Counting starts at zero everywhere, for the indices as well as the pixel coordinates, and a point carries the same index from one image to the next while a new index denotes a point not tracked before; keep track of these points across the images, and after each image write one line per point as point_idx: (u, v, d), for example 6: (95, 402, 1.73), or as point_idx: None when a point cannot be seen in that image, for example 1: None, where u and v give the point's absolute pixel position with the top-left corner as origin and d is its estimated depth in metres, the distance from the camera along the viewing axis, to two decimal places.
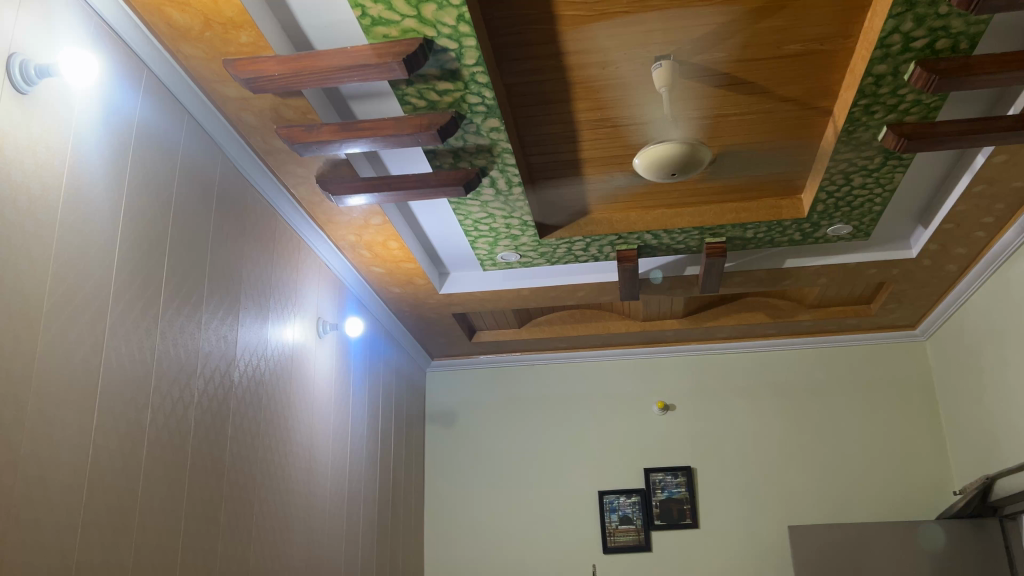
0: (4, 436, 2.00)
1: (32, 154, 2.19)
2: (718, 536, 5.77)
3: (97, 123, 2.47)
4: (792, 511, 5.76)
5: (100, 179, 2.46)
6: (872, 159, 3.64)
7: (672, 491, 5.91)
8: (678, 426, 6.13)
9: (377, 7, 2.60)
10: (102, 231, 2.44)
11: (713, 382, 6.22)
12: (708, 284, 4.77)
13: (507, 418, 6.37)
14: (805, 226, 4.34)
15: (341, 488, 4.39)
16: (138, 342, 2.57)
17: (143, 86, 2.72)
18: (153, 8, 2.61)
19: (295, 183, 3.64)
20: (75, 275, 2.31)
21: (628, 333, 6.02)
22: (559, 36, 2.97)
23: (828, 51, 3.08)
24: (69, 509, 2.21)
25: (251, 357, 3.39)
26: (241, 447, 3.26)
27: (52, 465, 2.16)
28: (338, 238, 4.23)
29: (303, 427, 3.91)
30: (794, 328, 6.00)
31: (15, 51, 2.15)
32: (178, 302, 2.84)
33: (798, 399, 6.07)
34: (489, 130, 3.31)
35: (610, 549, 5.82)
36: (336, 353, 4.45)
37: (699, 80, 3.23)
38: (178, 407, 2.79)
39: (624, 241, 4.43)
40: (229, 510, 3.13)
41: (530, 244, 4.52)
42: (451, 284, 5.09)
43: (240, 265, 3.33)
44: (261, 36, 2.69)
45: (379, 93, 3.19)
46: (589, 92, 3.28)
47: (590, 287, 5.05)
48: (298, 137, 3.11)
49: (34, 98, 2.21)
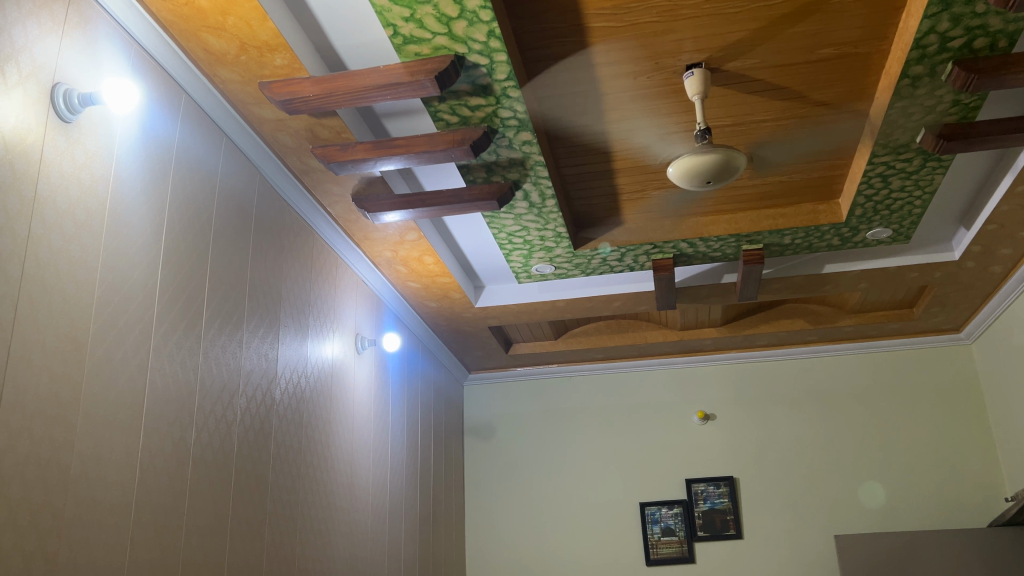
0: (55, 457, 2.05)
1: (76, 180, 2.24)
2: (762, 546, 5.69)
3: (135, 148, 2.51)
4: (837, 519, 5.67)
5: (140, 204, 2.50)
6: (910, 161, 3.59)
7: (715, 502, 5.84)
8: (719, 435, 6.07)
9: (408, 26, 2.63)
10: (144, 255, 2.49)
11: (754, 390, 6.16)
12: (746, 292, 4.72)
13: (545, 430, 6.36)
14: (844, 231, 4.29)
15: (382, 503, 4.41)
16: (181, 362, 2.61)
17: (181, 112, 2.77)
18: (191, 34, 2.66)
19: (330, 202, 3.68)
20: (120, 298, 2.36)
21: (666, 342, 5.98)
22: (589, 48, 2.98)
23: (863, 54, 3.05)
24: (118, 528, 2.24)
25: (292, 374, 3.43)
26: (284, 465, 3.29)
27: (101, 484, 2.20)
28: (375, 255, 4.27)
29: (343, 441, 3.94)
30: (835, 334, 5.91)
31: (60, 81, 2.20)
32: (220, 321, 2.88)
33: (841, 406, 5.98)
34: (522, 143, 3.32)
35: (653, 561, 5.77)
36: (374, 368, 4.48)
37: (732, 86, 3.21)
38: (222, 425, 2.83)
39: (659, 249, 4.41)
40: (273, 527, 3.15)
41: (565, 256, 4.52)
42: (487, 297, 5.11)
43: (279, 284, 3.38)
44: (295, 58, 2.73)
45: (412, 109, 3.22)
46: (621, 102, 3.27)
47: (625, 298, 5.02)
48: (333, 156, 3.16)
49: (78, 125, 2.26)
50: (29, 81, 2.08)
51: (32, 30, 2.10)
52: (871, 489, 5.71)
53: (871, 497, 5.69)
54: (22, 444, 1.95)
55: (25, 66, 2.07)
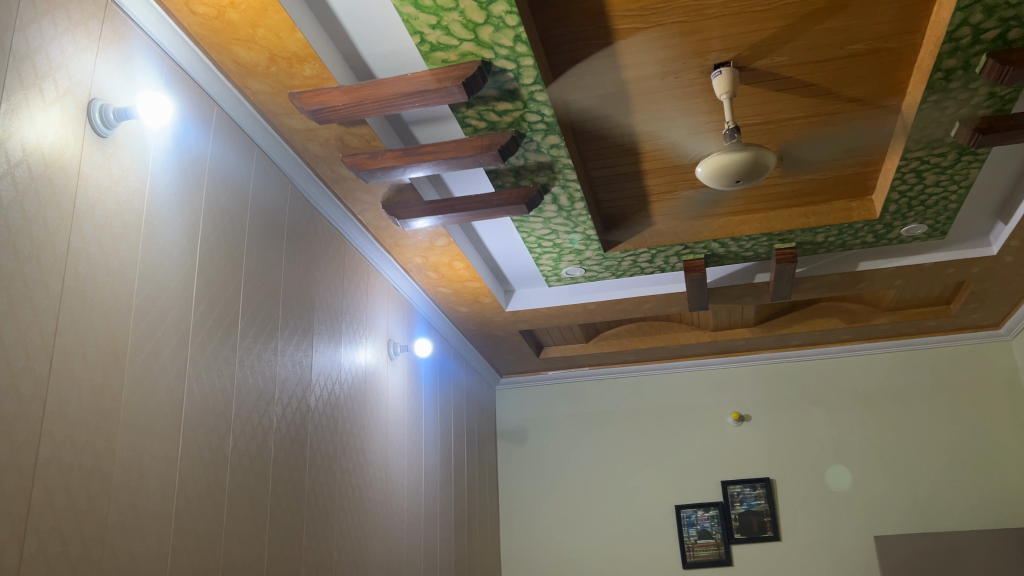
0: (98, 467, 2.08)
1: (113, 194, 2.27)
2: (801, 548, 5.63)
3: (169, 162, 2.54)
4: (878, 519, 5.59)
5: (175, 216, 2.54)
6: (945, 156, 3.53)
7: (751, 504, 5.79)
8: (754, 436, 6.01)
9: (435, 33, 2.64)
10: (179, 266, 2.52)
11: (789, 390, 6.09)
12: (779, 291, 4.68)
13: (578, 435, 6.34)
14: (878, 227, 4.23)
15: (417, 507, 4.42)
16: (217, 370, 2.64)
17: (213, 125, 2.80)
18: (221, 47, 2.70)
19: (361, 210, 3.70)
20: (157, 308, 2.39)
21: (699, 343, 5.94)
22: (615, 51, 2.97)
23: (893, 48, 3.01)
24: (160, 536, 2.28)
25: (326, 381, 3.46)
26: (320, 470, 3.32)
27: (142, 492, 2.23)
28: (406, 261, 4.29)
29: (377, 445, 3.96)
30: (871, 332, 5.83)
31: (96, 96, 2.24)
32: (255, 330, 2.92)
33: (878, 405, 5.90)
34: (550, 147, 3.33)
35: (690, 564, 5.74)
36: (407, 374, 4.51)
37: (761, 85, 3.18)
38: (259, 432, 2.86)
39: (690, 250, 4.39)
40: (310, 532, 3.18)
41: (595, 258, 4.51)
42: (517, 301, 5.12)
43: (312, 292, 3.41)
44: (324, 68, 2.76)
45: (440, 116, 3.24)
46: (648, 103, 3.26)
47: (656, 299, 5.00)
48: (363, 164, 3.17)
49: (114, 140, 2.30)
50: (66, 98, 2.12)
51: (68, 47, 2.14)
52: (838, 472, 5.78)
53: (838, 480, 5.75)
54: (66, 455, 1.98)
55: (61, 83, 2.11)
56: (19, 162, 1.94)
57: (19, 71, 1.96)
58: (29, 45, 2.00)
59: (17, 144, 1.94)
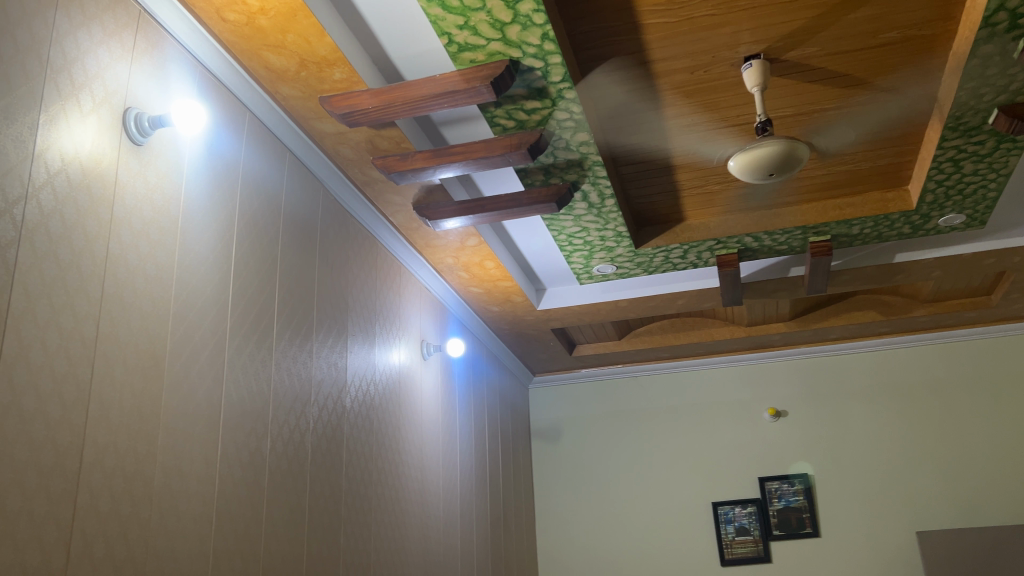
0: (140, 470, 2.11)
1: (149, 201, 2.31)
2: (841, 546, 5.56)
3: (203, 169, 2.58)
4: (919, 515, 5.51)
5: (209, 222, 2.57)
6: (983, 144, 3.47)
7: (790, 500, 5.73)
8: (791, 432, 5.95)
9: (463, 33, 2.65)
10: (214, 271, 2.54)
11: (826, 384, 6.02)
12: (815, 285, 4.63)
13: (613, 432, 6.32)
14: (914, 218, 4.17)
15: (452, 506, 4.44)
16: (254, 373, 2.68)
17: (245, 131, 2.83)
18: (252, 53, 2.72)
19: (392, 211, 3.72)
20: (195, 312, 2.43)
21: (733, 339, 5.89)
22: (644, 46, 2.95)
23: (928, 36, 2.96)
24: (201, 537, 2.31)
25: (362, 382, 3.49)
26: (356, 470, 3.34)
27: (183, 494, 2.26)
28: (438, 261, 4.31)
29: (413, 444, 3.98)
30: (909, 324, 5.73)
31: (131, 105, 2.27)
32: (291, 332, 2.95)
33: (917, 398, 5.81)
34: (579, 144, 3.32)
35: (728, 562, 5.70)
36: (441, 374, 4.52)
37: (792, 76, 3.15)
38: (297, 434, 2.89)
39: (723, 245, 4.35)
40: (348, 531, 3.21)
41: (626, 255, 4.50)
42: (549, 299, 5.12)
43: (346, 293, 3.44)
44: (354, 71, 2.77)
45: (469, 116, 3.24)
46: (678, 97, 3.24)
47: (689, 295, 4.96)
48: (393, 166, 3.20)
49: (149, 147, 2.33)
50: (102, 107, 2.15)
51: (103, 57, 2.18)
52: (863, 467, 5.72)
53: (832, 473, 5.76)
54: (109, 459, 2.02)
55: (97, 92, 2.14)
56: (58, 172, 1.98)
57: (56, 82, 1.99)
58: (65, 57, 2.04)
59: (55, 154, 1.97)
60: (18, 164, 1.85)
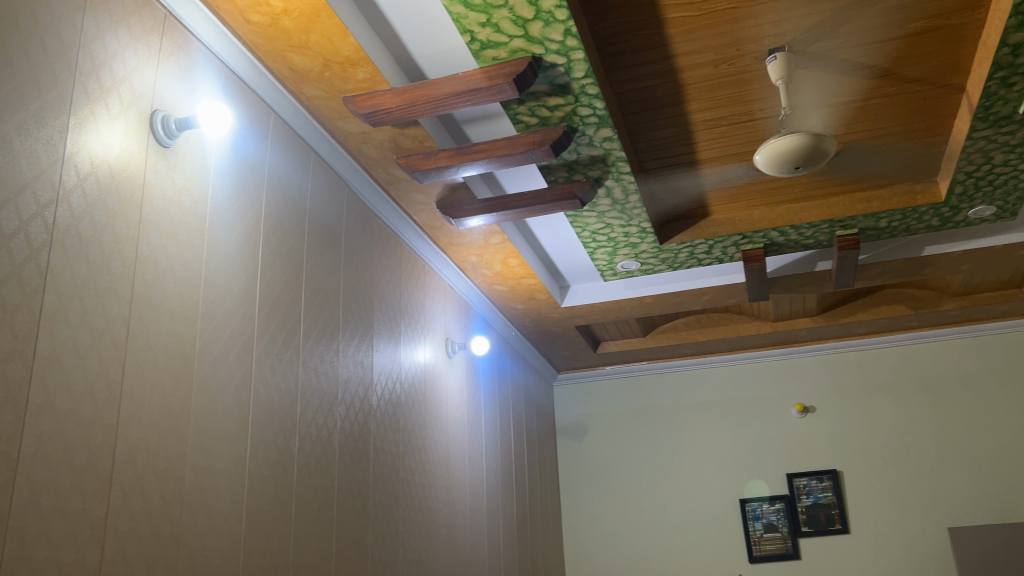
0: (170, 469, 2.13)
1: (177, 202, 2.33)
2: (871, 542, 5.51)
3: (229, 170, 2.59)
4: (951, 512, 5.44)
5: (236, 222, 2.59)
6: (1013, 134, 3.41)
7: (819, 496, 5.68)
8: (819, 428, 5.90)
9: (485, 31, 2.65)
10: (240, 271, 2.56)
11: (854, 380, 5.96)
12: (842, 279, 4.58)
13: (638, 429, 6.30)
14: (943, 210, 4.12)
15: (479, 503, 4.44)
16: (282, 372, 2.69)
17: (270, 132, 2.85)
18: (276, 54, 2.74)
19: (416, 210, 3.73)
20: (223, 312, 2.45)
21: (759, 334, 5.84)
22: (667, 40, 2.93)
23: (956, 25, 2.92)
24: (231, 535, 2.33)
25: (388, 380, 3.50)
26: (383, 468, 3.35)
27: (213, 493, 2.28)
28: (462, 260, 4.31)
29: (439, 442, 3.99)
30: (939, 318, 5.66)
31: (158, 108, 2.29)
32: (317, 331, 2.97)
33: (948, 392, 5.73)
34: (602, 140, 3.31)
35: (756, 559, 5.66)
36: (466, 373, 4.53)
37: (817, 68, 3.12)
38: (324, 432, 2.91)
39: (749, 240, 4.32)
40: (376, 529, 3.22)
41: (651, 251, 4.48)
42: (573, 296, 5.11)
43: (371, 291, 3.46)
44: (377, 71, 2.78)
45: (492, 114, 3.24)
46: (702, 91, 3.22)
47: (715, 291, 4.93)
48: (417, 165, 3.21)
49: (176, 149, 2.35)
50: (129, 110, 2.17)
51: (130, 60, 2.20)
52: (893, 463, 5.66)
53: (861, 469, 5.70)
54: (140, 458, 2.04)
55: (125, 95, 2.16)
56: (88, 175, 2.00)
57: (85, 87, 2.02)
58: (94, 61, 2.06)
59: (85, 158, 1.99)
60: (49, 167, 1.87)
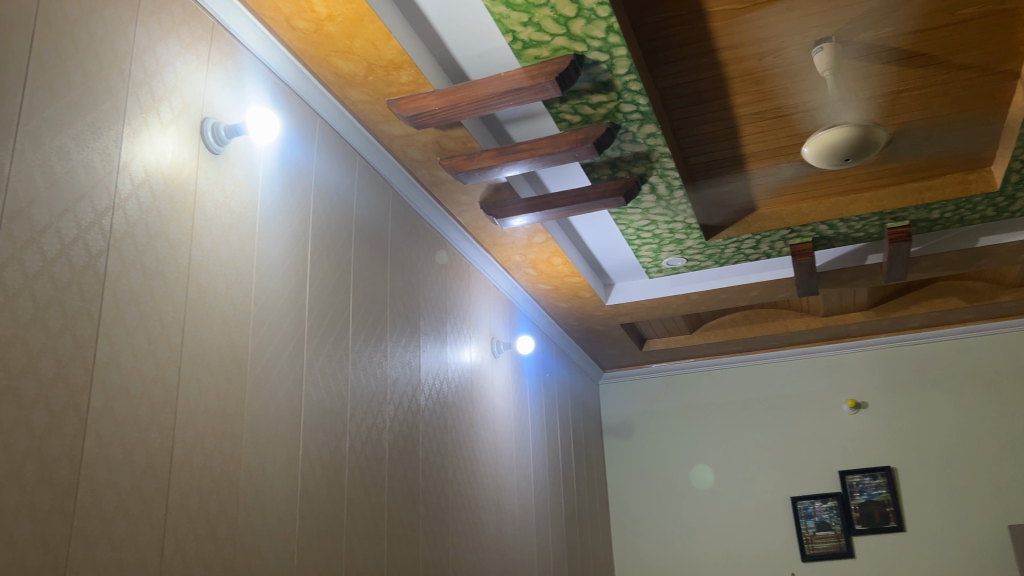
0: (226, 470, 2.17)
1: (228, 208, 2.37)
2: (928, 540, 5.39)
3: (277, 175, 2.63)
4: (1011, 508, 5.31)
5: (285, 228, 2.62)
6: None
7: (873, 493, 5.57)
8: (871, 424, 5.79)
9: (527, 30, 2.65)
10: (289, 276, 2.59)
11: (907, 374, 5.84)
12: (893, 273, 4.50)
13: (686, 427, 6.25)
14: (998, 200, 4.02)
15: (527, 503, 4.45)
16: (332, 374, 2.73)
17: (316, 137, 2.89)
18: (321, 59, 2.77)
19: (460, 211, 3.75)
20: (274, 316, 2.48)
21: (809, 330, 5.76)
22: (710, 34, 2.91)
23: (1010, 10, 2.84)
24: (285, 535, 2.36)
25: (435, 381, 3.52)
26: (432, 468, 3.38)
27: (267, 493, 2.32)
28: (506, 259, 4.32)
29: (486, 441, 4.00)
30: (995, 310, 5.52)
31: (207, 115, 2.33)
32: (366, 333, 3.00)
33: (1006, 387, 5.59)
34: (646, 136, 3.29)
35: (809, 557, 5.58)
36: (512, 372, 4.54)
37: (866, 58, 3.06)
38: (374, 432, 2.94)
39: (796, 234, 4.27)
40: (426, 529, 3.24)
41: (696, 247, 4.45)
42: (618, 294, 5.09)
43: (417, 292, 3.48)
44: (420, 73, 2.80)
45: (535, 112, 3.24)
46: (747, 85, 3.19)
47: (762, 287, 4.88)
48: (460, 166, 3.22)
49: (226, 156, 2.39)
50: (181, 118, 2.21)
51: (180, 69, 2.24)
52: (949, 459, 5.53)
53: (915, 466, 5.58)
54: (196, 459, 2.08)
55: (176, 104, 2.20)
56: (142, 183, 2.05)
57: (137, 96, 2.06)
58: (146, 71, 2.11)
59: (139, 166, 2.04)
60: (105, 176, 1.92)
